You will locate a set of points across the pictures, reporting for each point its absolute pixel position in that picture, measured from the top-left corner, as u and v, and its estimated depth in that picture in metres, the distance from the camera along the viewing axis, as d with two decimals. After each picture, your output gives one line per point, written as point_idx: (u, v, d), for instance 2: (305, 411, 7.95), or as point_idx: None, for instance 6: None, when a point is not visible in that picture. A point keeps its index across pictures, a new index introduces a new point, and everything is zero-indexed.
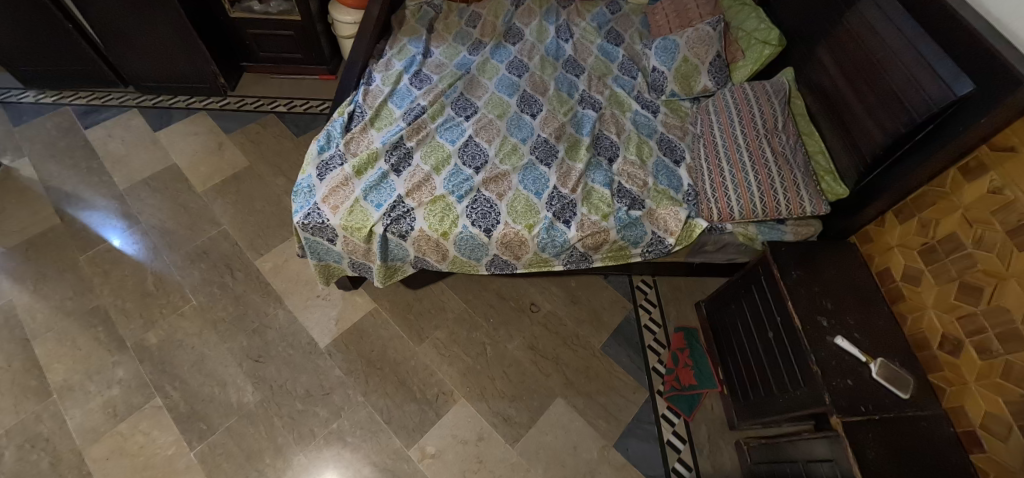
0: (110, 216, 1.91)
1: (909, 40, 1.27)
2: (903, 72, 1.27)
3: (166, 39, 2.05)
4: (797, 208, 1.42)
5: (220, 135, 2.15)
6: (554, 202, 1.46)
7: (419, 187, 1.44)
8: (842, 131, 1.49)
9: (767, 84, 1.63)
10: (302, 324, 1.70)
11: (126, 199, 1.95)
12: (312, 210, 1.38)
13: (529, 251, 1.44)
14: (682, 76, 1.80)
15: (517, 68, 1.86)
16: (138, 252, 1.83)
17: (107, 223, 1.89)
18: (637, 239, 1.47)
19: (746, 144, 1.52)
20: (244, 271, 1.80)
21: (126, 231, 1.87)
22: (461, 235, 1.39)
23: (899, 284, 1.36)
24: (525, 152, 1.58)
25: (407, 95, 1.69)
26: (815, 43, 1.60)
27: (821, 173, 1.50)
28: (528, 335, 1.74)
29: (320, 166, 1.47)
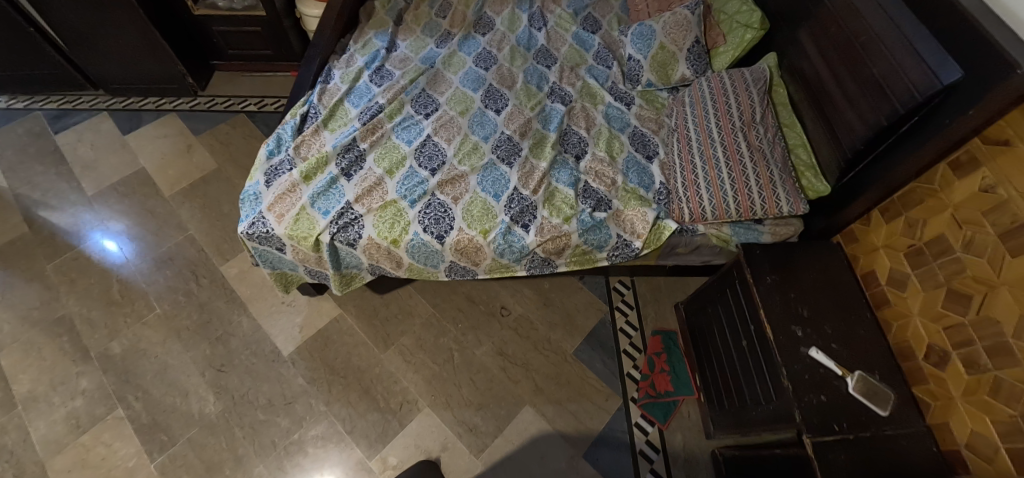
0: (74, 222, 1.89)
1: (892, 19, 1.11)
2: (886, 56, 1.12)
3: (129, 39, 2.02)
4: (773, 208, 1.31)
5: (189, 137, 2.12)
6: (513, 205, 1.37)
7: (369, 192, 1.35)
8: (823, 121, 1.35)
9: (746, 71, 1.51)
10: (265, 331, 1.66)
11: (95, 205, 1.94)
12: (257, 219, 1.30)
13: (487, 257, 1.35)
14: (658, 64, 1.69)
15: (485, 61, 1.78)
16: (118, 257, 1.82)
17: (80, 230, 1.88)
18: (602, 243, 1.37)
19: (721, 139, 1.40)
20: (209, 277, 1.77)
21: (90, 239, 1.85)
22: (412, 242, 1.31)
23: (884, 288, 1.27)
24: (486, 152, 1.49)
25: (365, 93, 1.61)
26: (795, 25, 1.46)
27: (801, 168, 1.36)
28: (498, 340, 1.67)
29: (269, 171, 1.38)
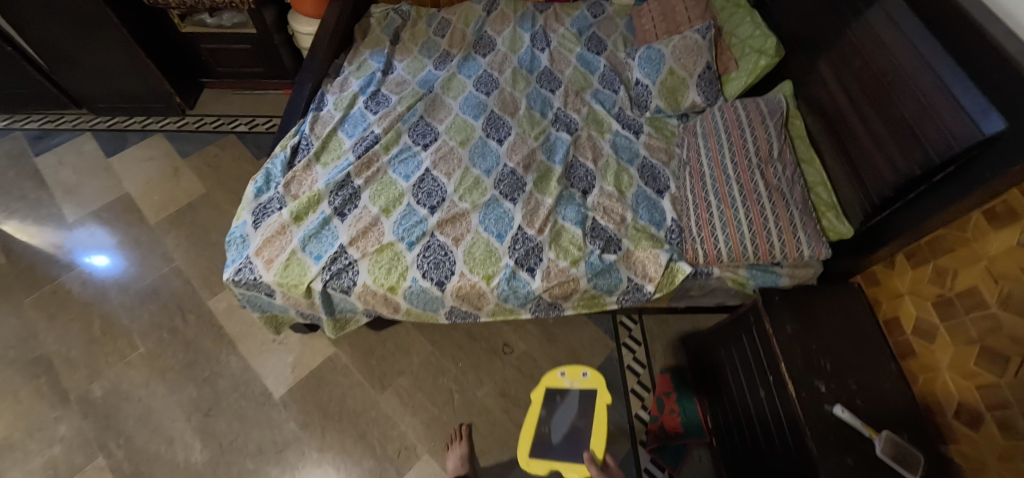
0: (62, 242, 1.82)
1: (922, 56, 1.03)
2: (917, 98, 1.04)
3: (112, 58, 1.93)
4: (793, 252, 1.24)
5: (176, 160, 2.03)
6: (518, 246, 1.29)
7: (364, 234, 1.27)
8: (844, 158, 1.27)
9: (761, 101, 1.44)
10: (255, 372, 1.58)
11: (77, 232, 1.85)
12: (243, 264, 1.22)
13: (490, 303, 1.27)
14: (668, 90, 1.61)
15: (486, 84, 1.70)
16: (115, 267, 1.77)
17: (69, 249, 1.81)
18: (612, 287, 1.30)
19: (736, 176, 1.33)
20: (196, 313, 1.68)
21: (81, 257, 1.79)
22: (410, 289, 1.23)
23: (910, 338, 1.21)
24: (488, 187, 1.41)
25: (360, 122, 1.53)
26: (813, 54, 1.39)
27: (821, 208, 1.29)
28: (500, 380, 1.60)
29: (257, 210, 1.30)
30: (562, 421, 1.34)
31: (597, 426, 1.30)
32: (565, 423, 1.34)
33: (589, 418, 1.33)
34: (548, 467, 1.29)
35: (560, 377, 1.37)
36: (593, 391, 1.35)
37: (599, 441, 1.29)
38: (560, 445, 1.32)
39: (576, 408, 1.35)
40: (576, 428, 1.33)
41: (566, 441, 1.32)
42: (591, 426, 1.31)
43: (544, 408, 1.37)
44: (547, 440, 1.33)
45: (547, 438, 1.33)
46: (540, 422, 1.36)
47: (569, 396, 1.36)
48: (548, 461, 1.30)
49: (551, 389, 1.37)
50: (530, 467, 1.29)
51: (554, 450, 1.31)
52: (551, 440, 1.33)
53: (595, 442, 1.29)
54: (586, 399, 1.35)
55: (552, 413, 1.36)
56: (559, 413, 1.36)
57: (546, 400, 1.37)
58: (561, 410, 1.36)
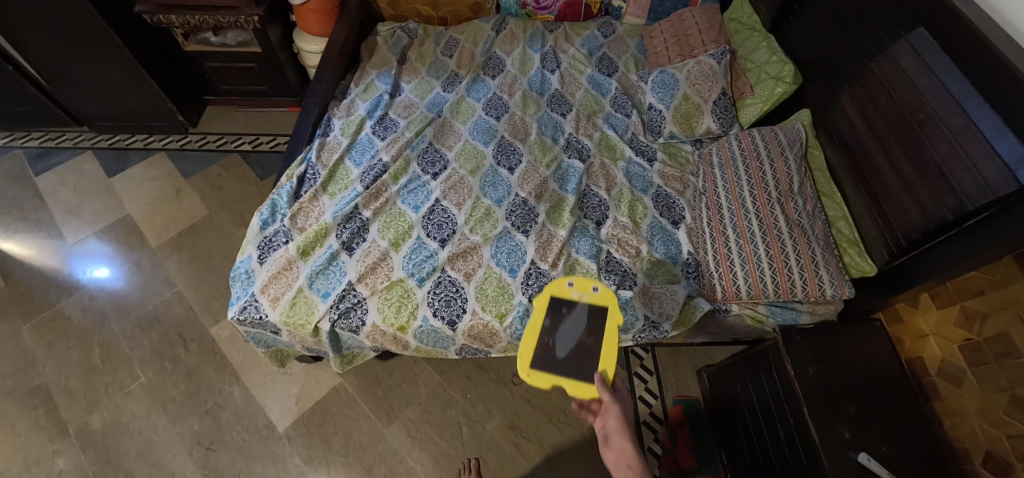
0: (65, 260, 1.80)
1: (954, 98, 1.00)
2: (949, 141, 1.01)
3: (115, 77, 1.89)
4: (815, 290, 1.20)
5: (178, 180, 2.00)
6: (531, 282, 1.26)
7: (373, 270, 1.23)
8: (867, 194, 1.24)
9: (779, 130, 1.41)
10: (259, 403, 1.54)
11: (78, 251, 1.82)
12: (249, 302, 1.18)
13: (503, 341, 1.23)
14: (682, 116, 1.58)
15: (496, 108, 1.66)
16: (115, 279, 1.76)
17: (71, 266, 1.79)
18: (628, 325, 1.26)
19: (755, 210, 1.30)
20: (198, 341, 1.64)
21: (83, 274, 1.77)
22: (421, 328, 1.19)
23: (935, 379, 1.17)
24: (500, 218, 1.37)
25: (368, 149, 1.49)
26: (836, 84, 1.35)
27: (843, 244, 1.26)
28: (509, 412, 1.56)
29: (262, 244, 1.26)
30: (570, 334, 1.09)
31: (608, 346, 1.07)
32: (572, 337, 1.09)
33: (599, 335, 1.09)
34: (550, 381, 1.06)
35: (567, 288, 1.15)
36: (605, 308, 1.12)
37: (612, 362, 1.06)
38: (565, 359, 1.08)
39: (585, 319, 1.11)
40: (583, 346, 1.09)
41: (573, 359, 1.07)
42: (603, 347, 1.08)
43: (547, 318, 1.12)
44: (551, 354, 1.08)
45: (549, 351, 1.08)
46: (542, 333, 1.11)
47: (577, 309, 1.13)
48: (550, 374, 1.06)
49: (556, 299, 1.13)
50: (531, 380, 1.05)
51: (558, 365, 1.06)
52: (556, 356, 1.07)
53: (606, 360, 1.06)
54: (595, 317, 1.11)
55: (557, 324, 1.11)
56: (566, 326, 1.11)
57: (550, 310, 1.13)
58: (568, 323, 1.12)
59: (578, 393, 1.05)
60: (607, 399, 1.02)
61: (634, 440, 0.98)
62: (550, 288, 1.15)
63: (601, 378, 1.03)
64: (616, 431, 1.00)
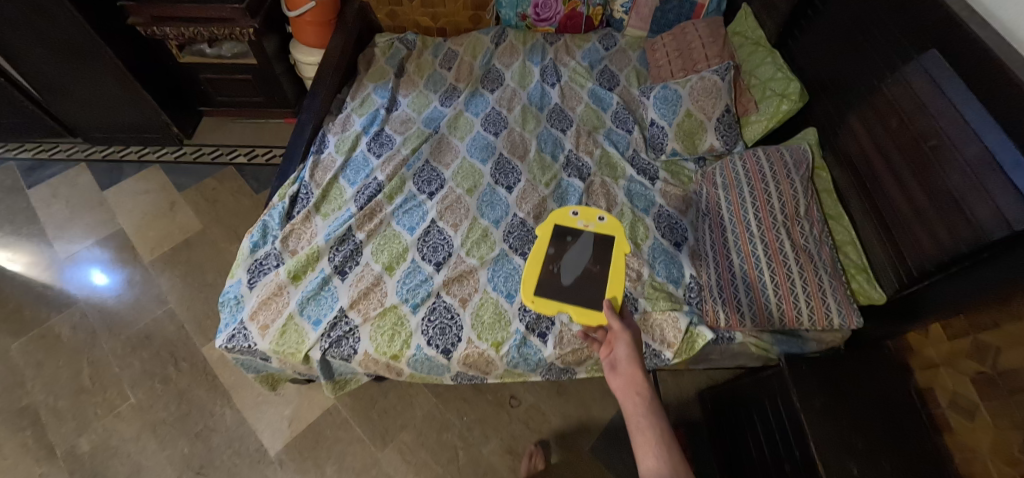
0: (60, 272, 1.78)
1: (970, 126, 0.96)
2: (964, 170, 0.97)
3: (108, 89, 1.86)
4: (822, 319, 1.16)
5: (172, 194, 1.97)
6: (529, 308, 1.22)
7: (366, 295, 1.20)
8: (877, 219, 1.20)
9: (785, 150, 1.37)
10: (250, 426, 1.51)
11: (73, 264, 1.80)
12: (237, 330, 1.15)
13: (499, 369, 1.19)
14: (684, 133, 1.54)
15: (494, 123, 1.62)
16: (110, 287, 1.75)
17: (66, 279, 1.76)
18: None
19: (760, 234, 1.26)
20: (190, 361, 1.61)
21: (80, 286, 1.75)
22: (415, 356, 1.15)
23: (947, 412, 1.10)
24: (497, 239, 1.33)
25: (363, 167, 1.46)
26: (844, 104, 1.31)
27: (851, 270, 1.22)
28: (507, 436, 1.52)
29: (252, 267, 1.23)
30: (575, 262, 1.13)
31: (615, 273, 1.11)
32: (579, 264, 1.13)
33: (605, 263, 1.13)
34: (556, 308, 1.09)
35: (572, 217, 1.20)
36: (609, 236, 1.18)
37: (617, 287, 1.10)
38: (572, 286, 1.11)
39: (590, 249, 1.16)
40: (590, 273, 1.12)
41: (579, 284, 1.11)
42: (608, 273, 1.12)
43: (552, 246, 1.16)
44: (555, 281, 1.12)
45: (554, 278, 1.12)
46: (547, 260, 1.15)
47: (581, 237, 1.17)
48: (555, 301, 1.09)
49: (562, 227, 1.18)
50: (536, 305, 1.08)
51: (562, 292, 1.10)
52: (562, 283, 1.11)
53: (612, 287, 1.10)
54: (601, 245, 1.16)
55: (562, 250, 1.15)
56: (571, 252, 1.16)
57: (555, 238, 1.17)
58: (573, 251, 1.16)
59: (583, 319, 1.08)
60: (617, 325, 1.01)
61: (643, 365, 0.95)
62: (554, 218, 1.20)
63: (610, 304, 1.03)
64: (625, 356, 0.97)
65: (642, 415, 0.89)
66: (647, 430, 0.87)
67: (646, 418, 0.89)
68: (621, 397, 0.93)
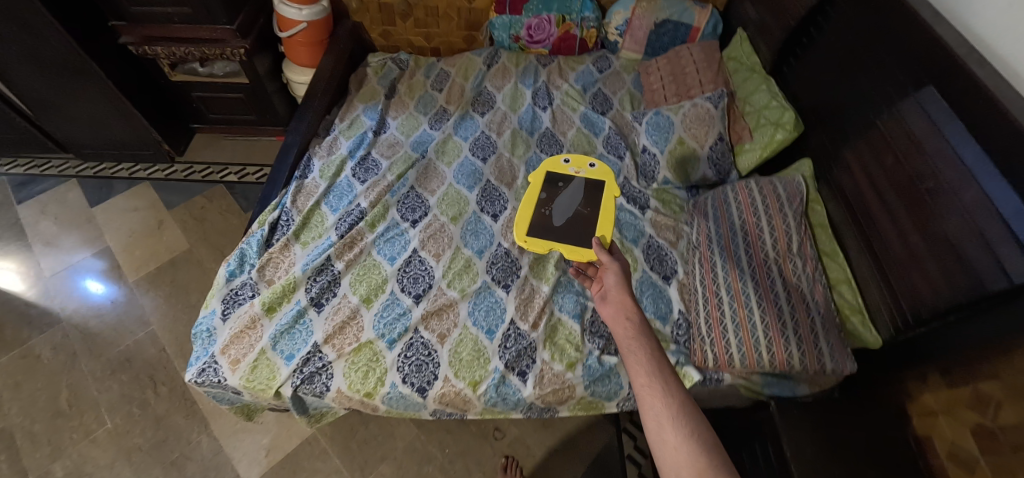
0: (54, 286, 1.77)
1: (970, 169, 0.92)
2: (963, 215, 0.93)
3: (99, 107, 1.86)
4: (816, 363, 1.09)
5: (161, 212, 1.95)
6: (509, 345, 1.18)
7: (342, 329, 1.17)
8: (871, 259, 1.15)
9: (778, 183, 1.32)
10: (227, 455, 1.47)
11: (64, 279, 1.79)
12: (207, 364, 1.12)
13: (477, 408, 1.15)
14: (676, 161, 1.50)
15: (483, 148, 1.59)
16: (98, 299, 1.75)
17: (59, 293, 1.76)
18: (611, 394, 1.16)
19: (751, 271, 1.22)
20: (170, 384, 1.59)
21: (75, 298, 1.74)
22: (389, 395, 1.12)
23: (946, 464, 0.95)
24: (480, 270, 1.30)
25: (346, 193, 1.43)
26: (841, 137, 1.27)
27: (846, 310, 1.17)
28: (490, 470, 1.47)
29: (227, 297, 1.21)
30: (566, 205, 1.37)
31: (600, 216, 1.36)
32: (569, 207, 1.37)
33: (593, 207, 1.37)
34: (546, 246, 1.32)
35: (563, 165, 1.46)
36: (595, 182, 1.43)
37: (602, 226, 1.34)
38: (562, 227, 1.35)
39: (580, 194, 1.40)
40: (581, 214, 1.36)
41: (567, 225, 1.35)
42: (595, 215, 1.36)
43: (544, 192, 1.41)
44: (548, 222, 1.36)
45: (547, 220, 1.36)
46: (541, 204, 1.39)
47: (572, 183, 1.42)
48: (546, 240, 1.32)
49: (555, 176, 1.43)
50: (528, 245, 1.32)
51: (554, 232, 1.33)
52: (554, 223, 1.35)
53: (600, 226, 1.34)
54: (590, 188, 1.41)
55: (554, 195, 1.40)
56: (561, 196, 1.40)
57: (547, 184, 1.42)
58: (564, 196, 1.39)
59: (574, 256, 1.29)
60: (605, 259, 1.04)
61: (631, 294, 0.96)
62: (547, 167, 1.46)
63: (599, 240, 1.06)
64: (614, 286, 0.99)
65: (631, 335, 0.89)
66: (638, 347, 0.86)
67: (635, 336, 0.88)
68: (611, 322, 0.94)
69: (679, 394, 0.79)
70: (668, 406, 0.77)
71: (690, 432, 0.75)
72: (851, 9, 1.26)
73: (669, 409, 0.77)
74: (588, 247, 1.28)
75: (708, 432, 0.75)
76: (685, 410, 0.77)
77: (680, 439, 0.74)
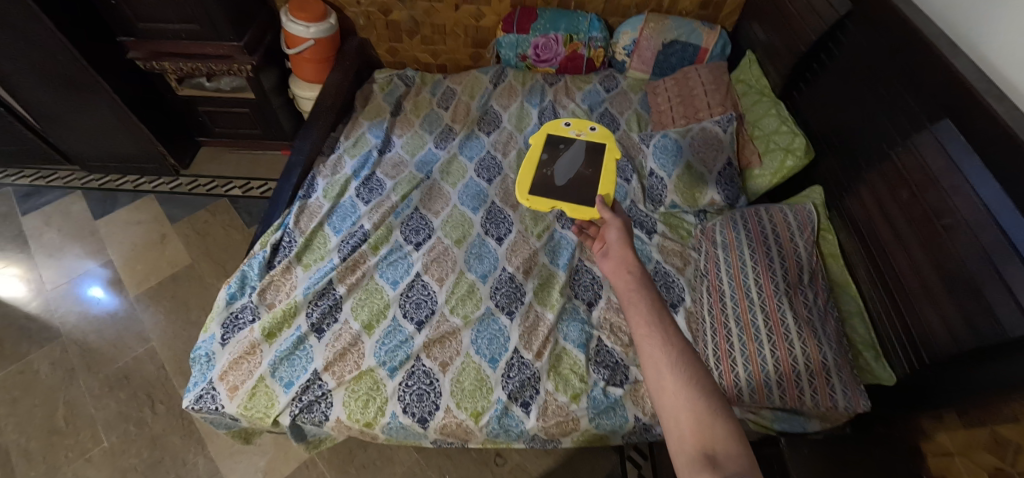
0: (58, 296, 1.77)
1: (989, 209, 0.89)
2: (982, 255, 0.90)
3: (105, 121, 1.85)
4: (827, 401, 1.07)
5: (164, 225, 1.94)
6: (512, 374, 1.15)
7: (342, 356, 1.15)
8: (884, 294, 1.13)
9: (788, 211, 1.30)
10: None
11: (68, 290, 1.78)
12: (205, 390, 1.11)
13: (478, 439, 1.13)
14: (684, 185, 1.47)
15: (488, 169, 1.58)
16: (103, 308, 1.75)
17: (63, 304, 1.75)
18: (616, 427, 1.14)
19: (761, 302, 1.18)
20: (168, 403, 1.57)
21: (79, 308, 1.74)
22: (389, 425, 1.10)
23: None
24: (483, 296, 1.28)
25: (350, 214, 1.42)
26: (853, 167, 1.25)
27: (859, 346, 1.14)
28: None
29: (227, 321, 1.20)
30: (568, 166, 1.24)
31: (604, 175, 1.21)
32: (571, 169, 1.23)
33: (596, 168, 1.23)
34: (549, 205, 1.19)
35: (564, 127, 1.31)
36: (598, 144, 1.28)
37: (606, 186, 1.20)
38: (565, 188, 1.21)
39: (583, 155, 1.26)
40: (583, 176, 1.22)
41: (570, 185, 1.21)
42: (598, 177, 1.22)
43: (545, 152, 1.27)
44: (549, 183, 1.22)
45: (548, 181, 1.22)
46: (541, 165, 1.25)
47: (574, 145, 1.28)
48: (549, 199, 1.19)
49: (555, 136, 1.28)
50: (530, 202, 1.18)
51: (556, 191, 1.20)
52: (555, 184, 1.21)
53: (603, 185, 1.20)
54: (592, 150, 1.27)
55: (555, 156, 1.26)
56: (563, 159, 1.26)
57: (548, 145, 1.28)
58: (566, 157, 1.26)
59: (575, 215, 1.17)
60: (607, 216, 1.02)
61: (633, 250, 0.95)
62: (547, 128, 1.31)
63: (601, 197, 1.04)
64: (616, 242, 0.98)
65: (633, 287, 0.88)
66: (639, 298, 0.85)
67: (637, 289, 0.87)
68: (612, 275, 0.92)
69: (678, 343, 0.78)
70: (667, 356, 0.77)
71: (689, 380, 0.75)
72: (862, 37, 1.24)
73: (668, 357, 0.76)
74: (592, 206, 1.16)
75: (706, 377, 0.75)
76: (683, 355, 0.77)
77: (679, 386, 0.75)
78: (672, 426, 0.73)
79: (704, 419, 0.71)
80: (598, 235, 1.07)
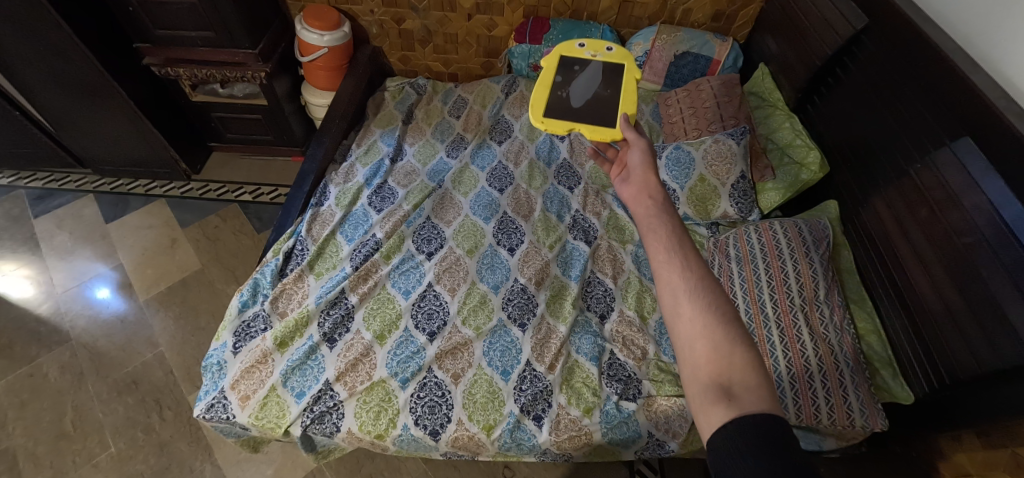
0: (66, 297, 1.77)
1: (1010, 227, 0.88)
2: (1005, 275, 0.89)
3: (118, 126, 1.86)
4: (844, 419, 1.06)
5: (174, 230, 1.95)
6: (525, 386, 1.15)
7: (354, 366, 1.15)
8: (902, 314, 1.11)
9: (804, 225, 1.28)
10: None
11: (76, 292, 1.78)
12: (217, 399, 1.11)
13: (489, 452, 1.12)
14: (697, 198, 1.47)
15: (499, 179, 1.57)
16: (111, 310, 1.75)
17: (71, 305, 1.76)
18: (629, 442, 1.13)
19: (776, 318, 1.17)
20: (175, 409, 1.56)
21: (88, 309, 1.75)
22: (401, 436, 1.09)
23: None
24: (496, 307, 1.27)
25: (362, 222, 1.42)
26: (869, 183, 1.25)
27: (875, 364, 1.13)
28: None
29: (239, 329, 1.20)
30: (585, 87, 1.21)
31: (623, 95, 1.19)
32: (588, 91, 1.21)
33: (615, 89, 1.21)
34: (567, 128, 1.16)
35: (579, 48, 1.27)
36: (617, 65, 1.25)
37: (627, 104, 1.17)
38: (581, 110, 1.18)
39: (599, 76, 1.23)
40: (601, 97, 1.20)
41: (587, 106, 1.18)
42: (616, 97, 1.19)
43: (560, 75, 1.24)
44: (566, 105, 1.19)
45: (565, 103, 1.19)
46: (555, 87, 1.22)
47: (590, 66, 1.25)
48: (567, 122, 1.16)
49: (569, 57, 1.25)
50: (546, 124, 1.15)
51: (572, 113, 1.17)
52: (573, 105, 1.18)
53: (622, 105, 1.17)
54: (609, 71, 1.24)
55: (570, 78, 1.23)
56: (578, 80, 1.23)
57: (562, 68, 1.24)
58: (581, 78, 1.23)
59: (593, 137, 1.13)
60: (632, 136, 1.00)
61: (656, 174, 0.91)
62: (560, 50, 1.27)
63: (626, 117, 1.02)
64: (639, 167, 0.94)
65: (653, 214, 0.82)
66: (659, 225, 0.79)
67: (656, 215, 0.81)
68: (632, 202, 0.87)
69: (699, 271, 0.73)
70: (686, 281, 0.71)
71: (709, 304, 0.69)
72: (879, 52, 1.24)
73: (687, 282, 0.71)
74: (613, 127, 1.13)
75: (727, 307, 0.69)
76: (706, 280, 0.71)
77: (696, 311, 0.69)
78: (686, 352, 0.68)
79: (722, 345, 0.66)
80: (618, 160, 1.05)
